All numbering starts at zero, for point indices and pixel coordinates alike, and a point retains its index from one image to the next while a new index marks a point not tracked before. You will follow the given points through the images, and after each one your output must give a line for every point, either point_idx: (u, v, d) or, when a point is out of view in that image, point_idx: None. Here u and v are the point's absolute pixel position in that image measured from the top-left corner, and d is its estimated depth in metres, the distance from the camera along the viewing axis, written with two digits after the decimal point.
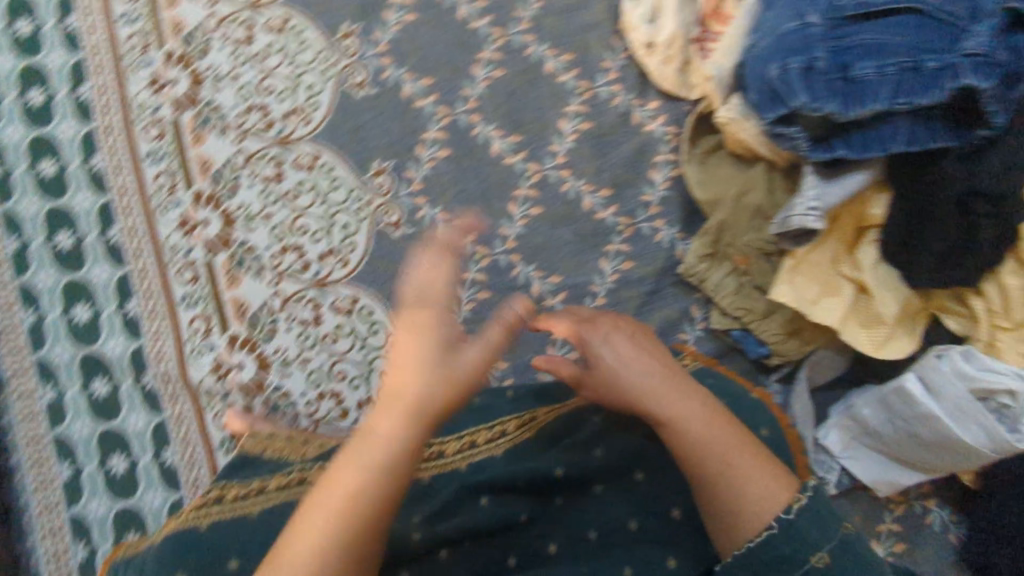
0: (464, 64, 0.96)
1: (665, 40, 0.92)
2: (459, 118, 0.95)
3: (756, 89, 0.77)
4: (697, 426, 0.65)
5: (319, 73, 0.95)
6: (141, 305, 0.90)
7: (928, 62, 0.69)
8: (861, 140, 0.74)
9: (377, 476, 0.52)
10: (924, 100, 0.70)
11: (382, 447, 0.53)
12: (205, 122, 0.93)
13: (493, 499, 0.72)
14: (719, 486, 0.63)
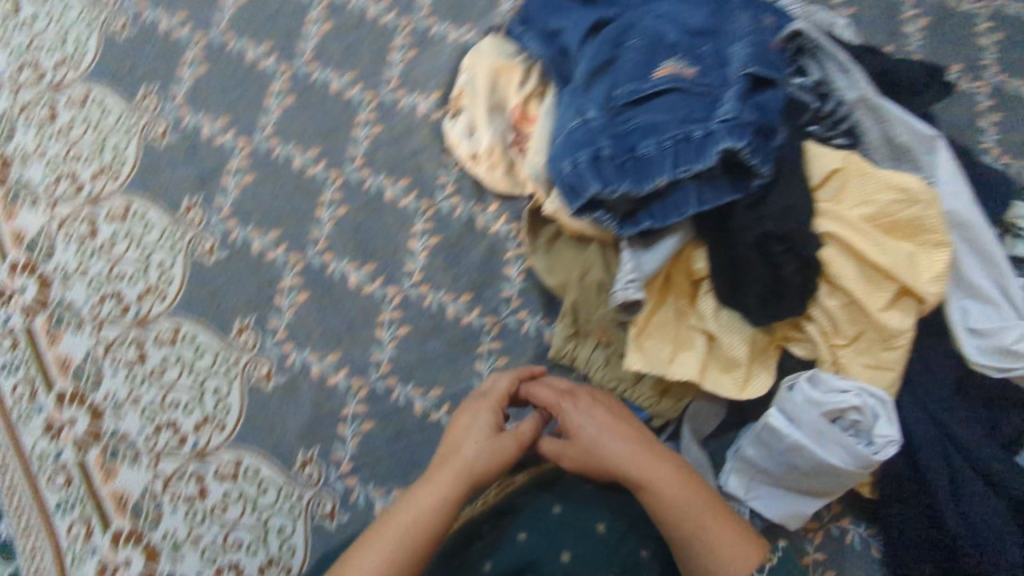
0: (307, 209, 1.01)
1: (485, 150, 0.99)
2: (312, 261, 0.98)
3: (558, 185, 0.83)
4: (675, 490, 0.70)
5: (168, 249, 0.98)
6: (13, 524, 0.89)
7: (694, 131, 0.77)
8: (661, 209, 0.80)
9: (419, 524, 0.69)
10: (701, 162, 0.76)
11: (428, 498, 0.71)
12: (60, 321, 0.95)
13: None
14: (693, 546, 0.69)
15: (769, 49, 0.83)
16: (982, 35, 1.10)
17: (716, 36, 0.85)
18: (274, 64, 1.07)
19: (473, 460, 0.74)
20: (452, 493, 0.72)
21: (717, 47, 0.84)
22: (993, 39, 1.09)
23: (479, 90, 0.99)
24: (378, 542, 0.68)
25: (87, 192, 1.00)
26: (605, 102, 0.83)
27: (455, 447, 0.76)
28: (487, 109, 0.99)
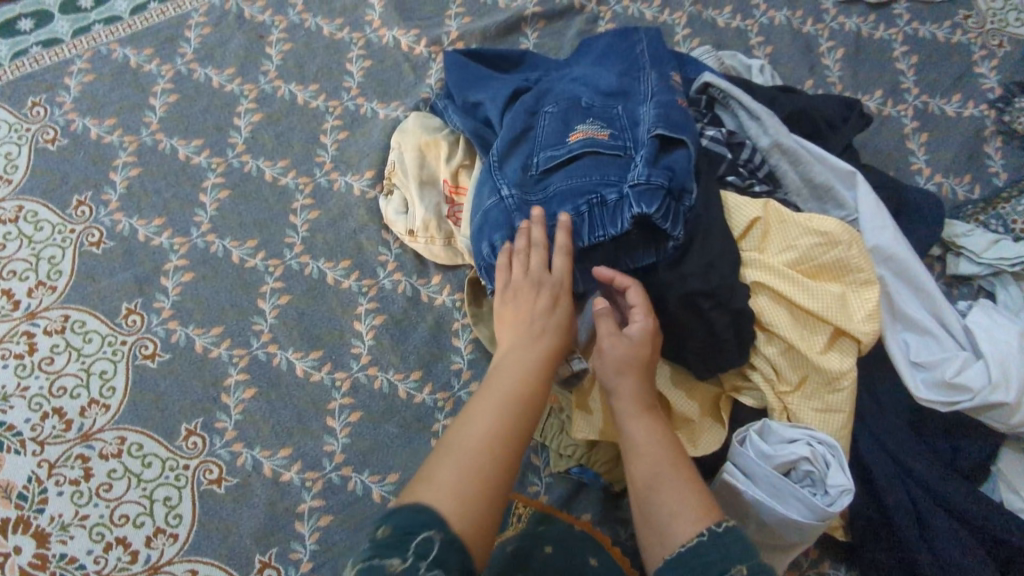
0: (249, 302, 1.00)
1: (421, 225, 0.99)
2: (257, 354, 0.97)
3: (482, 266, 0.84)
4: (659, 445, 0.67)
5: (108, 358, 0.96)
6: None
7: (608, 196, 0.78)
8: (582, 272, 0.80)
9: (495, 423, 0.63)
10: (616, 227, 0.76)
11: (505, 395, 0.65)
12: (0, 446, 0.92)
13: None
14: (656, 498, 0.64)
15: (676, 104, 0.82)
16: (899, 59, 1.12)
17: (625, 100, 0.86)
18: (207, 159, 1.09)
19: (513, 372, 0.67)
20: (518, 400, 0.65)
21: (628, 109, 0.85)
22: (910, 62, 1.12)
23: (407, 167, 1.01)
24: (463, 442, 0.62)
25: (23, 308, 0.99)
26: (520, 174, 0.83)
27: (502, 359, 0.69)
28: (417, 185, 1.00)
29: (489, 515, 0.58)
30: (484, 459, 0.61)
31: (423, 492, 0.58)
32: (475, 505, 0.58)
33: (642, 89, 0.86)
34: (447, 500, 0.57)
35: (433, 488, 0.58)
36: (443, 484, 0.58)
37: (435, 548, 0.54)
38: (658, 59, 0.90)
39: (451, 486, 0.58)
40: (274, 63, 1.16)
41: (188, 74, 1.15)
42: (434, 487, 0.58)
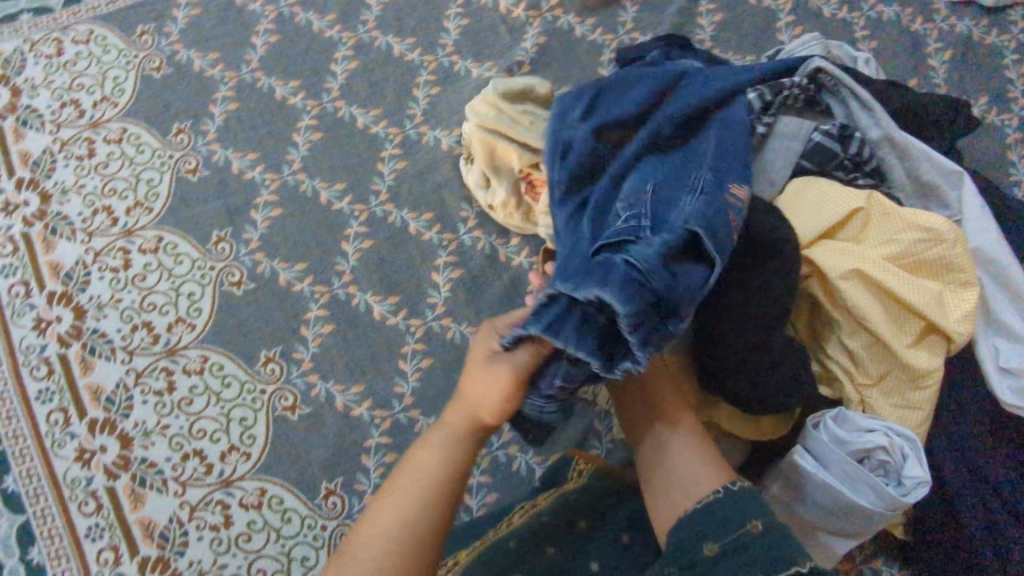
0: (333, 242, 1.03)
1: (501, 202, 1.00)
2: (337, 293, 1.01)
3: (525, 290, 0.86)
4: (694, 434, 0.71)
5: (197, 281, 1.00)
6: (43, 550, 0.88)
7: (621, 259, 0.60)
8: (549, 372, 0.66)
9: (395, 528, 0.61)
10: (610, 287, 0.57)
11: (418, 491, 0.63)
12: (92, 351, 0.96)
13: None
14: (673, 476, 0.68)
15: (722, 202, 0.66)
16: (1008, 67, 1.09)
17: (666, 160, 0.75)
18: (302, 100, 1.11)
19: (435, 452, 0.65)
20: (434, 488, 0.63)
21: (676, 187, 0.69)
22: (1019, 71, 1.08)
23: (478, 153, 0.98)
24: (356, 556, 0.61)
25: (121, 224, 1.03)
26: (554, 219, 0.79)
27: (426, 443, 0.66)
28: (495, 168, 0.98)
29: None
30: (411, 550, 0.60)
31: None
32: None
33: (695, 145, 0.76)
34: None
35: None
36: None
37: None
38: (714, 101, 0.80)
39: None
40: (374, 14, 1.17)
41: (289, 16, 1.17)
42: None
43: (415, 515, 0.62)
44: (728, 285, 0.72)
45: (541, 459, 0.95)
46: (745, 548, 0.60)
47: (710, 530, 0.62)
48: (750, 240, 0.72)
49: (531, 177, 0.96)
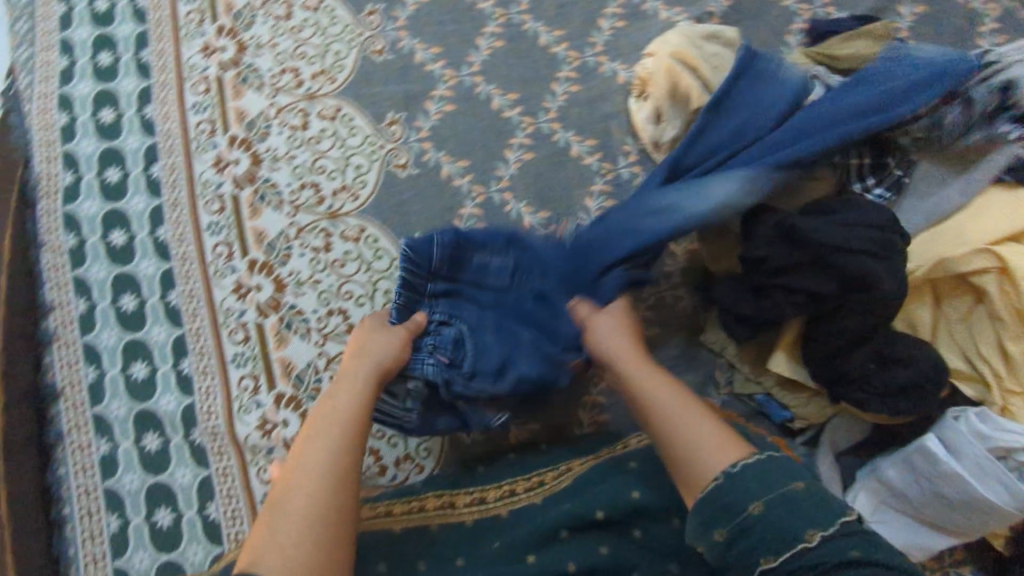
0: (498, 148, 1.07)
1: (669, 141, 1.01)
2: (493, 196, 1.04)
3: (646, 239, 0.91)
4: (676, 412, 0.76)
5: (366, 156, 1.05)
6: (193, 365, 0.95)
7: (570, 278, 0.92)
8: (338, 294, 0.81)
9: (343, 442, 0.74)
10: None
11: (343, 423, 0.76)
12: (262, 198, 1.02)
13: (540, 554, 0.80)
14: (676, 440, 0.74)
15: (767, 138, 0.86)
16: None
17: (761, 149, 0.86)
18: (491, 8, 1.14)
19: (348, 399, 0.79)
20: (328, 482, 0.71)
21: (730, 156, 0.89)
22: None
23: (661, 86, 0.99)
24: (309, 468, 0.72)
25: (305, 88, 1.07)
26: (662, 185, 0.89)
27: (330, 397, 0.79)
28: (669, 106, 0.99)
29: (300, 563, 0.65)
30: (312, 480, 0.71)
31: (259, 554, 0.65)
32: (281, 529, 0.67)
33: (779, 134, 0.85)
34: (273, 561, 0.65)
35: (274, 549, 0.66)
36: (274, 533, 0.67)
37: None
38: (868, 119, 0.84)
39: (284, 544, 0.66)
40: None
41: None
42: (270, 550, 0.66)
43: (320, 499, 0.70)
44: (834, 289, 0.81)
45: None
46: (745, 531, 0.66)
47: (733, 505, 0.67)
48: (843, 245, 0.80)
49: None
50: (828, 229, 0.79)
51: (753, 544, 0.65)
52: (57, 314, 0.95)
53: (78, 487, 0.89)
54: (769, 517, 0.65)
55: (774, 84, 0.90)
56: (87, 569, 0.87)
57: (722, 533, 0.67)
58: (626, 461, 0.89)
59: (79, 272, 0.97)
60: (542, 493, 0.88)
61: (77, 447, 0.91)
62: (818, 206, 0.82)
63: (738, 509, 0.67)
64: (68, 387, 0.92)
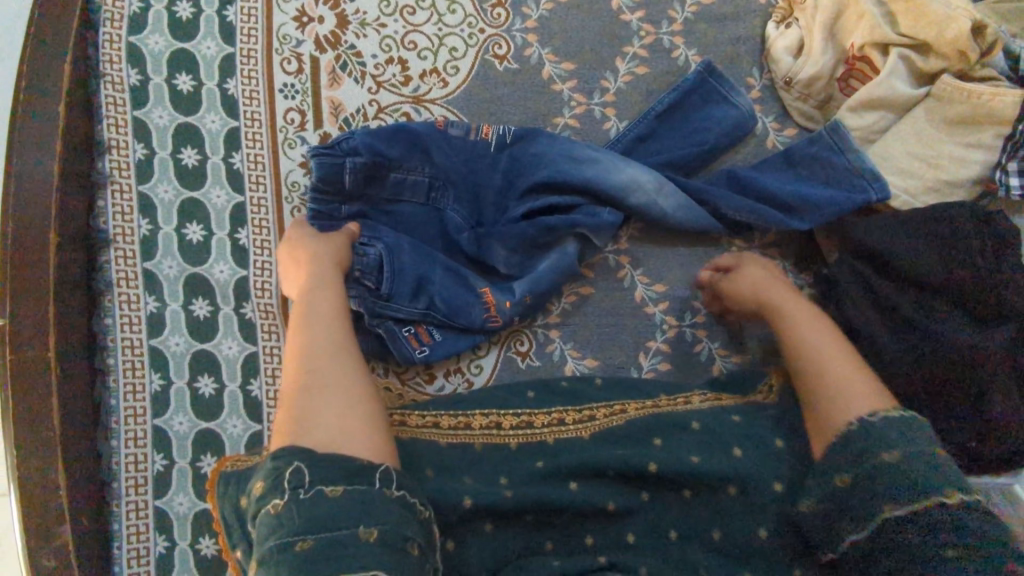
0: (609, 54, 0.95)
1: (805, 80, 0.91)
2: (594, 109, 0.94)
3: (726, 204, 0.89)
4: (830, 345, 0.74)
5: (463, 38, 0.94)
6: (251, 236, 0.90)
7: (620, 184, 0.89)
8: (393, 158, 0.86)
9: (335, 334, 0.70)
10: (385, 127, 0.87)
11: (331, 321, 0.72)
12: (343, 66, 0.92)
13: (582, 483, 0.73)
14: (827, 375, 0.71)
15: (835, 147, 0.87)
16: None
17: (819, 162, 0.88)
18: None
19: (321, 299, 0.74)
20: (336, 356, 0.68)
21: (799, 161, 0.89)
22: None
23: (824, 9, 0.89)
24: (315, 352, 0.68)
25: None
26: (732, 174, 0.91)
27: (308, 304, 0.74)
28: (823, 36, 0.90)
29: (344, 421, 0.62)
30: (325, 359, 0.67)
31: (300, 433, 0.60)
32: (324, 397, 0.64)
33: (850, 151, 0.86)
34: (323, 433, 0.60)
35: (310, 423, 0.61)
36: (311, 407, 0.62)
37: (308, 474, 0.56)
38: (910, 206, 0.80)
39: (328, 410, 0.62)
40: None
41: None
42: (312, 427, 0.61)
43: (331, 376, 0.66)
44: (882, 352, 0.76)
45: (725, 352, 0.92)
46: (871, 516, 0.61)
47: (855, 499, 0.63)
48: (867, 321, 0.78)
49: (857, 61, 0.88)
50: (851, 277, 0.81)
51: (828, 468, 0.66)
52: (113, 154, 0.88)
53: (122, 340, 0.86)
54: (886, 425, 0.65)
55: (845, 181, 0.86)
56: (126, 423, 0.85)
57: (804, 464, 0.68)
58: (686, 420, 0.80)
59: (140, 113, 0.89)
60: (591, 429, 0.80)
61: (125, 299, 0.86)
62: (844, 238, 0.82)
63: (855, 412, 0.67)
64: (120, 236, 0.87)
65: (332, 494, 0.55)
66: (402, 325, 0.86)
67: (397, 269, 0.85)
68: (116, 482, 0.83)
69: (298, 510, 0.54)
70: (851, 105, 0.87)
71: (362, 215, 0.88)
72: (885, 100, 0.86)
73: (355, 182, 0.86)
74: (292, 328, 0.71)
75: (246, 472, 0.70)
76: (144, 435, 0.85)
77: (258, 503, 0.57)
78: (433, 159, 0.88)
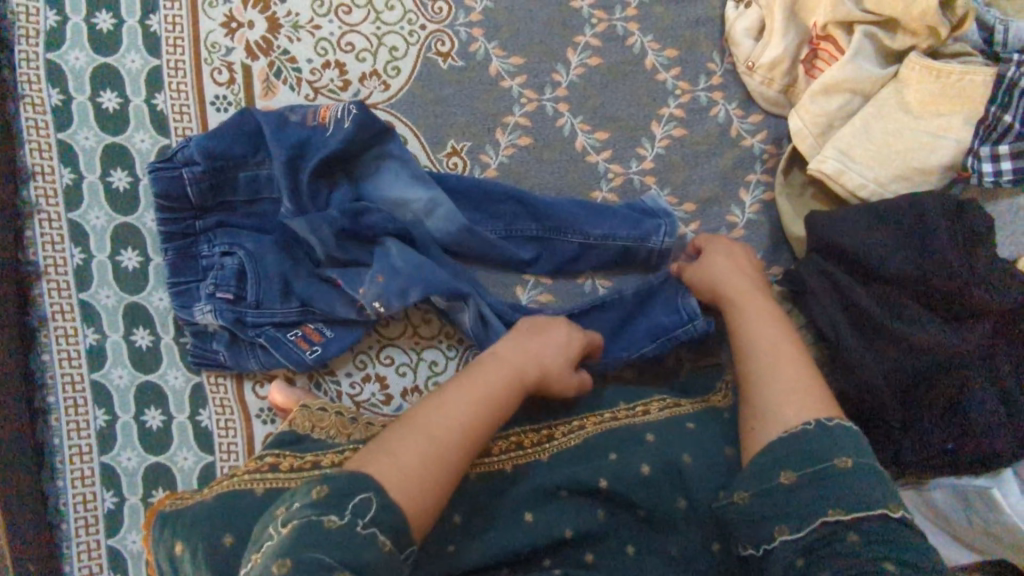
0: (559, 46, 0.89)
1: (768, 63, 0.85)
2: (546, 105, 0.88)
3: (579, 219, 0.85)
4: (765, 333, 0.72)
5: (403, 36, 0.88)
6: None
7: (495, 201, 0.86)
8: (234, 161, 0.80)
9: (475, 407, 0.66)
10: (222, 131, 0.80)
11: (482, 392, 0.68)
12: (277, 73, 0.87)
13: (537, 511, 0.71)
14: (755, 383, 0.69)
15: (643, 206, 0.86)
16: None
17: (632, 213, 0.86)
18: None
19: (494, 373, 0.70)
20: (473, 425, 0.65)
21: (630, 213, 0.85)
22: None
23: None
24: (450, 408, 0.65)
25: None
26: (577, 205, 0.86)
27: (477, 368, 0.71)
28: (784, 16, 0.84)
29: (423, 477, 0.59)
30: (452, 422, 0.64)
31: (377, 463, 0.59)
32: (417, 454, 0.60)
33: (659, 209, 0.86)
34: (397, 479, 0.58)
35: (400, 468, 0.59)
36: (399, 450, 0.60)
37: (373, 510, 0.55)
38: (894, 203, 0.74)
39: (418, 461, 0.60)
40: None
41: None
42: (390, 466, 0.58)
43: (445, 440, 0.63)
44: (850, 368, 0.72)
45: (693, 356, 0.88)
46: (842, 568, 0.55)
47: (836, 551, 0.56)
48: (838, 336, 0.72)
49: (820, 42, 0.83)
50: (822, 282, 0.75)
51: (767, 518, 0.60)
52: (38, 181, 0.83)
53: (63, 376, 0.82)
54: (840, 480, 0.59)
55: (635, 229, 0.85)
56: (72, 462, 0.82)
57: (788, 475, 0.61)
58: (641, 434, 0.76)
59: (64, 135, 0.84)
60: (549, 450, 0.76)
61: (62, 334, 0.83)
62: (826, 231, 0.75)
63: (828, 459, 0.60)
64: (51, 267, 0.83)
65: (378, 538, 0.54)
66: (287, 330, 0.81)
67: (259, 273, 0.80)
68: (65, 523, 0.81)
69: (343, 533, 0.53)
70: (814, 89, 0.82)
71: (221, 223, 0.82)
72: (853, 81, 0.80)
73: (201, 194, 0.80)
74: (465, 378, 0.69)
75: (191, 511, 0.65)
76: (88, 475, 0.82)
77: (300, 507, 0.55)
78: (277, 149, 0.79)
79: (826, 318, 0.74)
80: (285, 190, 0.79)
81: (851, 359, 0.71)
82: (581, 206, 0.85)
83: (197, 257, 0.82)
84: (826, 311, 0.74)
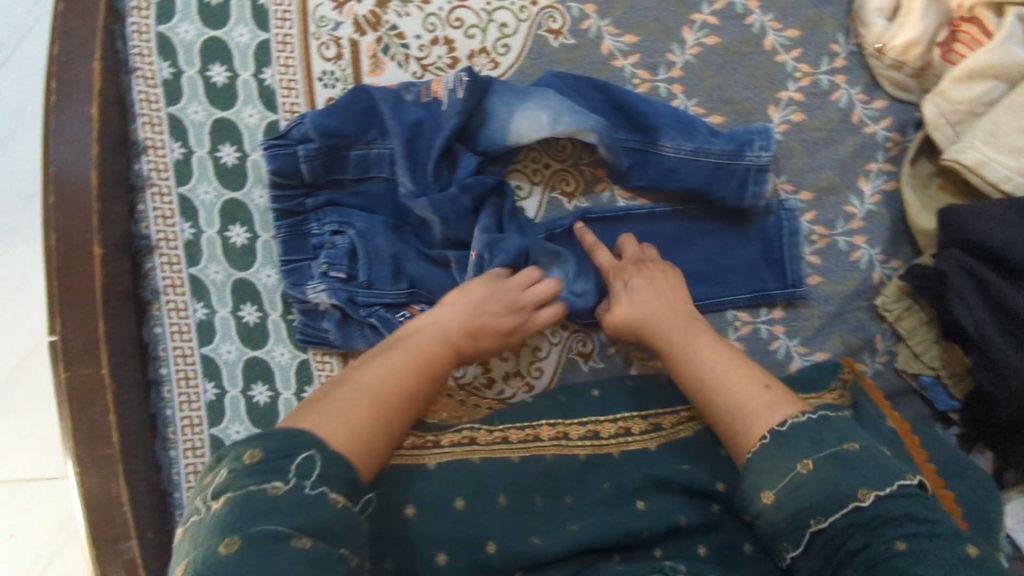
0: (675, 24, 0.86)
1: (902, 46, 0.81)
2: (659, 86, 0.85)
3: (685, 147, 0.81)
4: (717, 366, 0.69)
5: (514, 12, 0.85)
6: None
7: (618, 132, 0.82)
8: (348, 140, 0.79)
9: (406, 366, 0.66)
10: (333, 110, 0.78)
11: (415, 355, 0.68)
12: (385, 49, 0.85)
13: (651, 499, 0.69)
14: (719, 402, 0.67)
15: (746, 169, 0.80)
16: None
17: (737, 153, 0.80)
18: None
19: (436, 337, 0.71)
20: (403, 384, 0.65)
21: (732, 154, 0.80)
22: None
23: None
24: (393, 371, 0.65)
25: None
26: (688, 139, 0.81)
27: (417, 331, 0.71)
28: None
29: (348, 426, 0.58)
30: (389, 385, 0.63)
31: (324, 422, 0.56)
32: (347, 406, 0.59)
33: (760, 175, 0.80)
34: (341, 434, 0.56)
35: (333, 418, 0.57)
36: (340, 405, 0.59)
37: (318, 467, 0.52)
38: None
39: (345, 414, 0.58)
40: None
41: None
42: (326, 421, 0.57)
43: (382, 398, 0.62)
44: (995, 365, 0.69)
45: (804, 350, 0.82)
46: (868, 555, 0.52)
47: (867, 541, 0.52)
48: (982, 335, 0.70)
49: (963, 23, 0.80)
50: (963, 277, 0.71)
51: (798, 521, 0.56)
52: (149, 154, 0.83)
53: (174, 349, 0.83)
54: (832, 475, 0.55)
55: (737, 169, 0.80)
56: (182, 433, 0.83)
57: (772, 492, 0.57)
58: None
59: (174, 109, 0.84)
60: (659, 441, 0.76)
61: (173, 307, 0.83)
62: (969, 225, 0.71)
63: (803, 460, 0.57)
64: (162, 242, 0.83)
65: (334, 503, 0.51)
66: (394, 312, 0.80)
67: (371, 254, 0.80)
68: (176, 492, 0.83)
69: (301, 502, 0.49)
70: (953, 74, 0.78)
71: (330, 202, 0.82)
72: (999, 66, 0.75)
73: (313, 172, 0.80)
74: (420, 343, 0.69)
75: None
76: (197, 446, 0.83)
77: (234, 475, 0.50)
78: (394, 127, 0.78)
79: (969, 317, 0.71)
80: (404, 169, 0.78)
81: (999, 360, 0.69)
82: (692, 142, 0.81)
83: (307, 236, 0.82)
84: (968, 309, 0.71)
